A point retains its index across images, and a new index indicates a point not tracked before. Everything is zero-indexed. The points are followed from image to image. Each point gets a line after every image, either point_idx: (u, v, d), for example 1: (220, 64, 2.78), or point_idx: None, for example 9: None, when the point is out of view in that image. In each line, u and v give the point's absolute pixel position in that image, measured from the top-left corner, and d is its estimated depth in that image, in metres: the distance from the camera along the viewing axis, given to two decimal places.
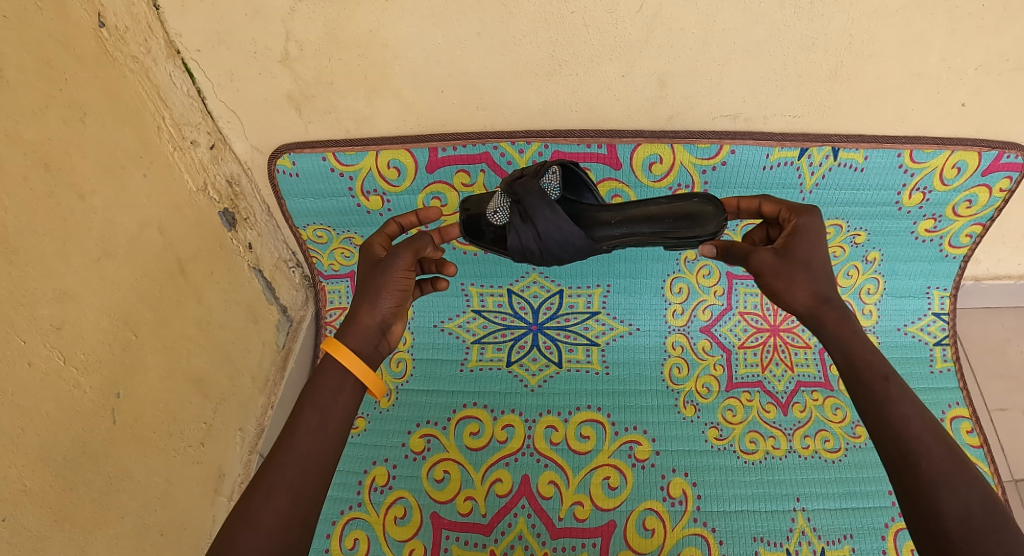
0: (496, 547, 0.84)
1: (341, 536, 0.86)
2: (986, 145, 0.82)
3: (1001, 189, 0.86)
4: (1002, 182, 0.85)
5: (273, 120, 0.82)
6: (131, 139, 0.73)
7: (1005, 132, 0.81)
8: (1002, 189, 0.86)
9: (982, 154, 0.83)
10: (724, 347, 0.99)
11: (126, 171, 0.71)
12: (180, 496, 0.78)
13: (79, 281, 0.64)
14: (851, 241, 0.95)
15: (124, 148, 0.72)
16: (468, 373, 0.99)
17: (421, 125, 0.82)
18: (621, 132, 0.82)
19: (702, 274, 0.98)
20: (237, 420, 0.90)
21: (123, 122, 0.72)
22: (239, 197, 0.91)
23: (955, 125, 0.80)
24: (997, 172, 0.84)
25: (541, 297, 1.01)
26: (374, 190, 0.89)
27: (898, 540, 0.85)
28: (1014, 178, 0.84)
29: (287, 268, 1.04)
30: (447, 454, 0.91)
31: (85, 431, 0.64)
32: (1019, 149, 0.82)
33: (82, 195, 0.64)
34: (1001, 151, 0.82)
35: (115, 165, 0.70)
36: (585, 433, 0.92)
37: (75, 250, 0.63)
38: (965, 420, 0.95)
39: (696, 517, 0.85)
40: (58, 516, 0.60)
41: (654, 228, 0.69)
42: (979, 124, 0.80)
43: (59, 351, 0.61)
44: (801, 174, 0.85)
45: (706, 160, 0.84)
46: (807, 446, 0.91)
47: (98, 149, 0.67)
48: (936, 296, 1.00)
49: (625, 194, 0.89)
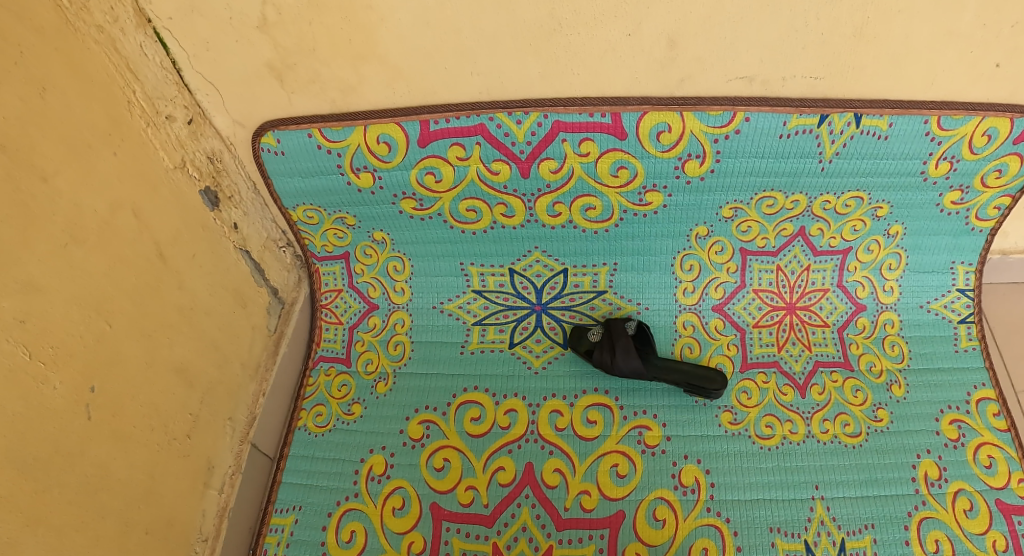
0: (499, 539, 0.80)
1: (337, 528, 0.83)
2: (1020, 110, 0.75)
3: None
4: None
5: (256, 93, 0.77)
6: (99, 115, 0.68)
7: None
8: None
9: (1015, 120, 0.76)
10: (737, 327, 0.95)
11: (94, 151, 0.66)
12: (166, 492, 0.75)
13: (44, 270, 0.59)
14: (872, 214, 0.88)
15: (92, 126, 0.66)
16: (469, 356, 0.95)
17: (412, 95, 0.76)
18: (627, 99, 0.75)
19: (715, 250, 0.92)
20: (225, 409, 0.86)
21: (89, 98, 0.66)
22: (222, 173, 0.85)
23: (988, 89, 0.73)
24: None
25: (544, 276, 0.96)
26: (364, 167, 0.83)
27: (922, 529, 0.81)
28: None
29: (277, 248, 0.97)
30: (447, 440, 0.87)
31: (57, 430, 0.60)
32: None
33: (45, 176, 0.60)
34: None
35: (82, 145, 0.65)
36: (592, 418, 0.88)
37: (40, 237, 0.59)
38: (992, 403, 0.89)
39: (709, 507, 0.81)
40: (29, 521, 0.57)
41: (683, 377, 0.87)
42: (1013, 88, 0.73)
43: (24, 346, 0.57)
44: (820, 143, 0.79)
45: (718, 129, 0.77)
46: (826, 430, 0.87)
47: (62, 127, 0.62)
48: (961, 271, 0.94)
49: (632, 165, 0.81)
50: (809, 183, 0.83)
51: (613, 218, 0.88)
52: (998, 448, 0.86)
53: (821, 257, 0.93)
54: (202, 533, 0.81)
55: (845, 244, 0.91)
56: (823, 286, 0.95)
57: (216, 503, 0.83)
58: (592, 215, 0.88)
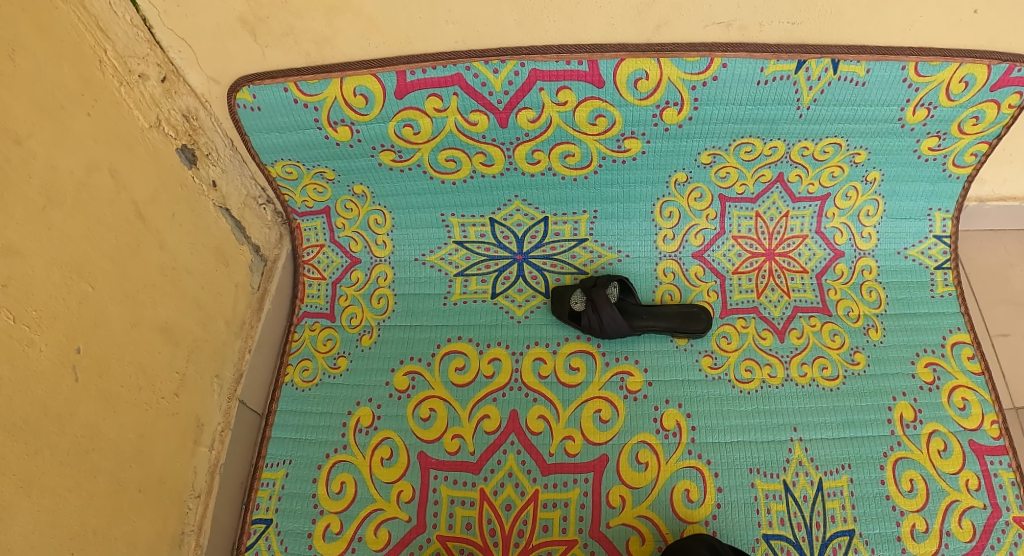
0: (485, 485, 0.83)
1: (327, 479, 0.85)
2: (996, 56, 0.75)
3: (1010, 105, 0.80)
4: (1011, 97, 0.79)
5: (228, 48, 0.75)
6: (69, 75, 0.66)
7: (1019, 43, 0.74)
8: (1011, 104, 0.80)
9: (991, 67, 0.76)
10: (717, 273, 0.96)
11: (67, 112, 0.65)
12: (156, 450, 0.76)
13: (24, 234, 0.59)
14: (850, 160, 0.88)
15: (64, 86, 0.65)
16: (452, 307, 0.96)
17: (388, 45, 0.75)
18: (604, 46, 0.74)
19: (694, 197, 0.93)
20: (212, 367, 0.87)
21: (59, 58, 0.64)
22: (198, 131, 0.84)
23: (966, 35, 0.73)
24: (1007, 88, 0.78)
25: (525, 225, 0.97)
26: (341, 120, 0.82)
27: (897, 469, 0.84)
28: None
29: (258, 205, 0.97)
30: (432, 391, 0.89)
31: (46, 392, 0.61)
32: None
33: (18, 140, 0.59)
34: (1012, 65, 0.75)
35: (54, 106, 0.63)
36: (575, 365, 0.89)
37: (17, 201, 0.58)
38: (966, 346, 0.92)
39: (690, 450, 0.84)
40: (22, 482, 0.58)
41: (669, 325, 0.90)
42: (992, 34, 0.73)
43: (7, 310, 0.57)
44: (798, 90, 0.78)
45: (695, 75, 0.76)
46: (805, 374, 0.89)
47: (32, 88, 0.61)
48: (938, 218, 0.96)
49: (610, 113, 0.81)
50: (787, 130, 0.83)
51: (592, 165, 0.88)
52: (972, 391, 0.88)
53: (800, 204, 0.94)
54: (195, 489, 0.83)
55: (823, 190, 0.92)
56: (801, 232, 0.96)
57: (207, 460, 0.85)
58: (570, 162, 0.88)
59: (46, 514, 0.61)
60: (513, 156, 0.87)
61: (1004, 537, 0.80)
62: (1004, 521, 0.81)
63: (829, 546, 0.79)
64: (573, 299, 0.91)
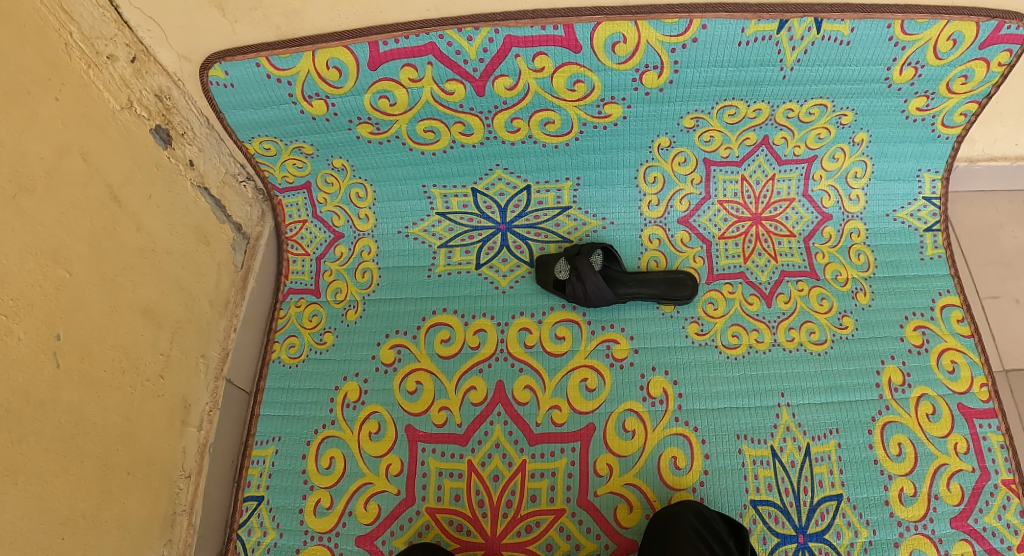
0: (473, 456, 0.83)
1: (317, 455, 0.85)
2: (985, 13, 0.73)
3: (1000, 64, 0.78)
4: (1002, 56, 0.77)
5: (197, 24, 0.73)
6: (34, 60, 0.64)
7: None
8: (1002, 63, 0.78)
9: (979, 24, 0.74)
10: (702, 239, 0.95)
11: (33, 97, 0.63)
12: (143, 432, 0.77)
13: None
14: (836, 122, 0.87)
15: (28, 69, 0.63)
16: (436, 278, 0.95)
17: (358, 16, 0.73)
18: (580, 9, 0.73)
19: (678, 161, 0.92)
20: (197, 347, 0.87)
21: (22, 41, 0.62)
22: (171, 111, 0.83)
23: None
24: (997, 45, 0.76)
25: (508, 194, 0.96)
26: (316, 94, 0.81)
27: (885, 433, 0.84)
28: (1015, 51, 0.76)
29: (237, 183, 0.96)
30: (419, 363, 0.89)
31: (28, 379, 0.61)
32: (1020, 19, 0.73)
33: None
34: (1001, 22, 0.74)
35: (20, 91, 0.61)
36: (561, 334, 0.89)
37: None
38: (955, 309, 0.91)
39: (677, 417, 0.84)
40: (8, 471, 0.58)
41: (655, 293, 0.89)
42: None
43: None
44: (780, 50, 0.76)
45: (674, 38, 0.74)
46: (792, 338, 0.89)
47: None
48: (927, 179, 0.95)
49: (588, 78, 0.79)
50: (769, 91, 0.82)
51: (572, 132, 0.87)
52: (961, 353, 0.88)
53: (785, 166, 0.93)
54: (184, 469, 0.83)
55: (809, 152, 0.91)
56: (788, 196, 0.95)
57: (195, 440, 0.86)
58: (550, 129, 0.87)
59: (34, 502, 0.61)
60: (492, 125, 0.86)
61: (992, 499, 0.81)
62: (993, 484, 0.81)
63: (816, 510, 0.80)
64: (557, 269, 0.91)
